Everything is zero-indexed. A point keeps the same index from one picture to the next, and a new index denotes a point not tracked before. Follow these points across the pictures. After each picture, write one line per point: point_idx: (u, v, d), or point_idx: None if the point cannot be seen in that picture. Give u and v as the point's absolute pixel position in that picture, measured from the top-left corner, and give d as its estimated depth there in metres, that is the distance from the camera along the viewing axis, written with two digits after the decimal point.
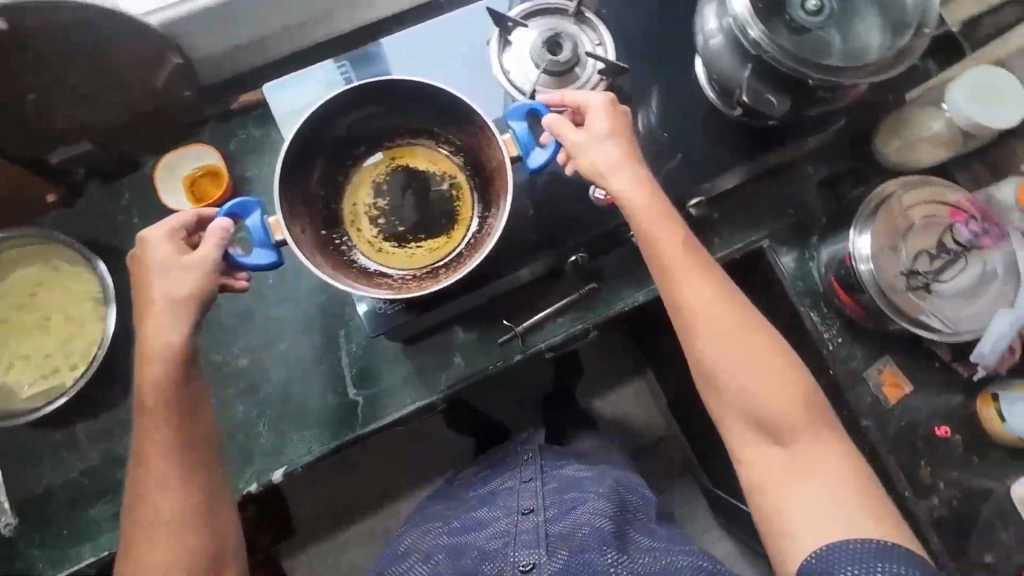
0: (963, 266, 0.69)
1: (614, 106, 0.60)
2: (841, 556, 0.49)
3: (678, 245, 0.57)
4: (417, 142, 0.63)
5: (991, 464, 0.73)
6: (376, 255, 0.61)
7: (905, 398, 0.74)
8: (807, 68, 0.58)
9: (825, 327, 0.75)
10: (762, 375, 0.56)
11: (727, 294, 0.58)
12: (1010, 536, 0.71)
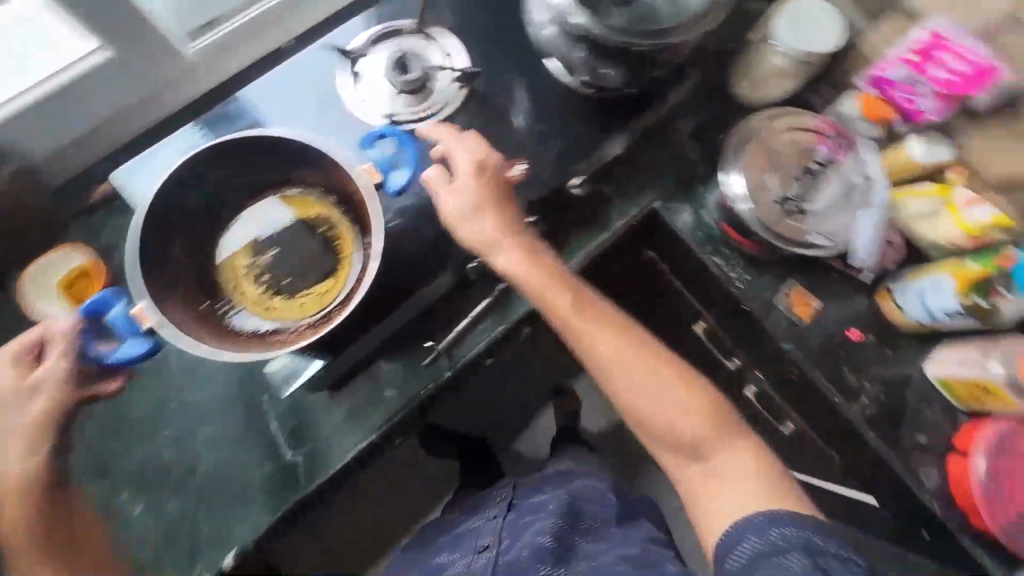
0: (826, 180, 0.74)
1: (484, 179, 0.63)
2: (743, 533, 0.53)
3: (567, 296, 0.62)
4: (287, 190, 0.67)
5: (904, 353, 0.79)
6: (267, 314, 0.63)
7: (816, 314, 0.79)
8: (636, 38, 0.61)
9: (731, 268, 0.79)
10: (669, 396, 0.61)
11: (621, 324, 0.63)
12: (936, 414, 0.77)
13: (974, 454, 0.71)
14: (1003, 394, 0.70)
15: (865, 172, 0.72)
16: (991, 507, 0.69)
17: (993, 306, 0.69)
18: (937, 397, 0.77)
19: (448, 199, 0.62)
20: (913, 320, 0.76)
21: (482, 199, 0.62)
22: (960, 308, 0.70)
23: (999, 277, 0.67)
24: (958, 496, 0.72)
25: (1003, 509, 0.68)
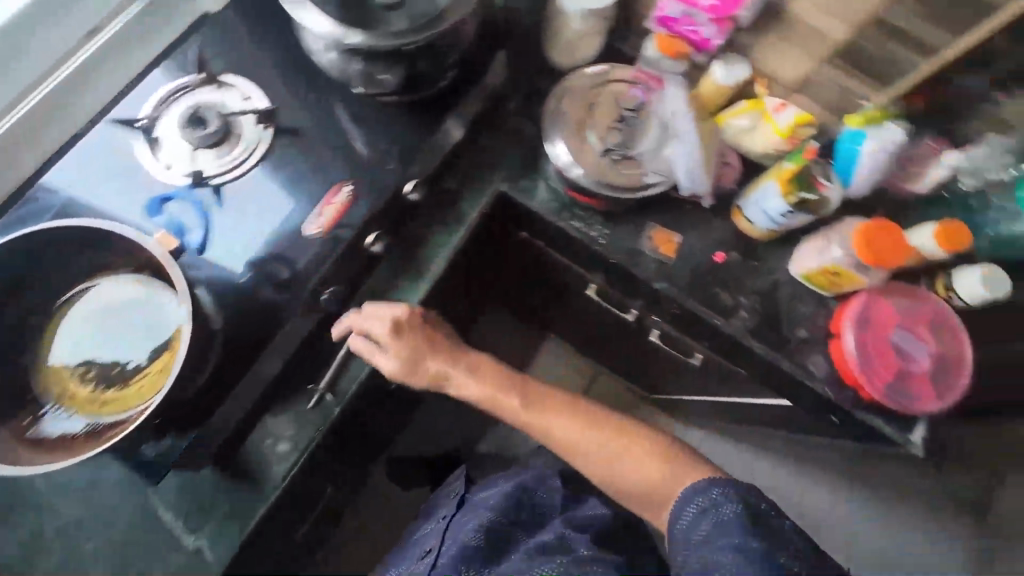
0: (643, 122, 0.77)
1: (410, 328, 0.71)
2: (690, 511, 0.65)
3: (514, 400, 0.76)
4: (97, 280, 0.70)
5: (768, 260, 0.83)
6: (101, 410, 0.66)
7: (680, 248, 0.82)
8: (411, 38, 0.62)
9: (591, 228, 0.81)
10: (621, 455, 0.73)
11: (570, 408, 0.77)
12: (809, 308, 0.82)
13: (844, 331, 0.78)
14: (850, 274, 0.76)
15: (670, 106, 0.76)
16: (868, 374, 0.75)
17: (817, 195, 0.75)
18: (807, 292, 0.82)
19: (385, 363, 0.70)
20: (763, 228, 0.80)
21: (414, 348, 0.72)
22: (786, 207, 0.74)
23: (812, 169, 0.75)
24: (844, 376, 0.78)
25: (877, 373, 0.75)
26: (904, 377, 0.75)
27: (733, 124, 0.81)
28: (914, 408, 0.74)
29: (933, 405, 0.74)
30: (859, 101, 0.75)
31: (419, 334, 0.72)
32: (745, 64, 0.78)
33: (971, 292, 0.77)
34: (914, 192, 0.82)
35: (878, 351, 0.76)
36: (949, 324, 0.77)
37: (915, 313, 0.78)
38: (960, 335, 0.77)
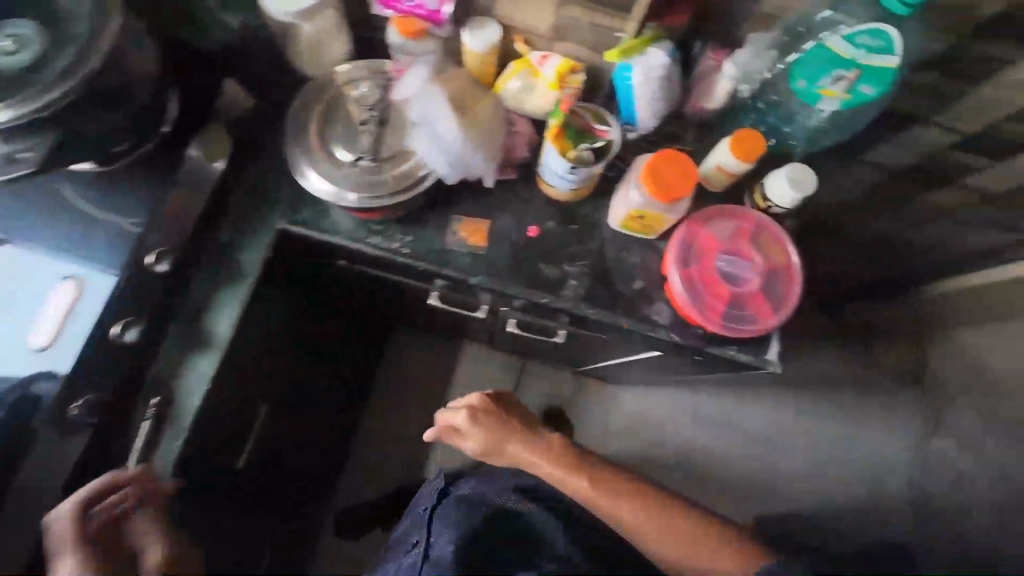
0: (391, 118, 0.71)
1: (488, 411, 0.81)
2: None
3: (586, 484, 0.75)
4: None
5: (586, 219, 0.79)
6: None
7: (490, 232, 0.77)
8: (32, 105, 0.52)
9: (391, 239, 0.76)
10: (695, 546, 0.72)
11: (642, 497, 0.75)
12: (639, 256, 0.79)
13: (670, 274, 0.74)
14: (654, 215, 0.71)
15: (404, 93, 0.69)
16: (702, 310, 0.72)
17: (597, 143, 0.71)
18: (632, 240, 0.79)
19: (470, 441, 0.80)
20: (565, 190, 0.75)
21: (499, 426, 0.80)
22: (565, 164, 0.69)
23: (583, 117, 0.71)
24: (686, 317, 0.75)
25: (712, 306, 0.72)
26: (739, 301, 0.73)
27: (506, 90, 0.77)
28: (755, 329, 0.72)
29: (773, 321, 0.72)
30: (615, 34, 0.70)
31: (498, 414, 0.81)
32: (495, 23, 0.72)
33: (783, 198, 0.74)
34: (711, 109, 0.79)
35: (707, 284, 0.73)
36: (768, 234, 0.75)
37: (734, 234, 0.75)
38: (782, 242, 0.75)
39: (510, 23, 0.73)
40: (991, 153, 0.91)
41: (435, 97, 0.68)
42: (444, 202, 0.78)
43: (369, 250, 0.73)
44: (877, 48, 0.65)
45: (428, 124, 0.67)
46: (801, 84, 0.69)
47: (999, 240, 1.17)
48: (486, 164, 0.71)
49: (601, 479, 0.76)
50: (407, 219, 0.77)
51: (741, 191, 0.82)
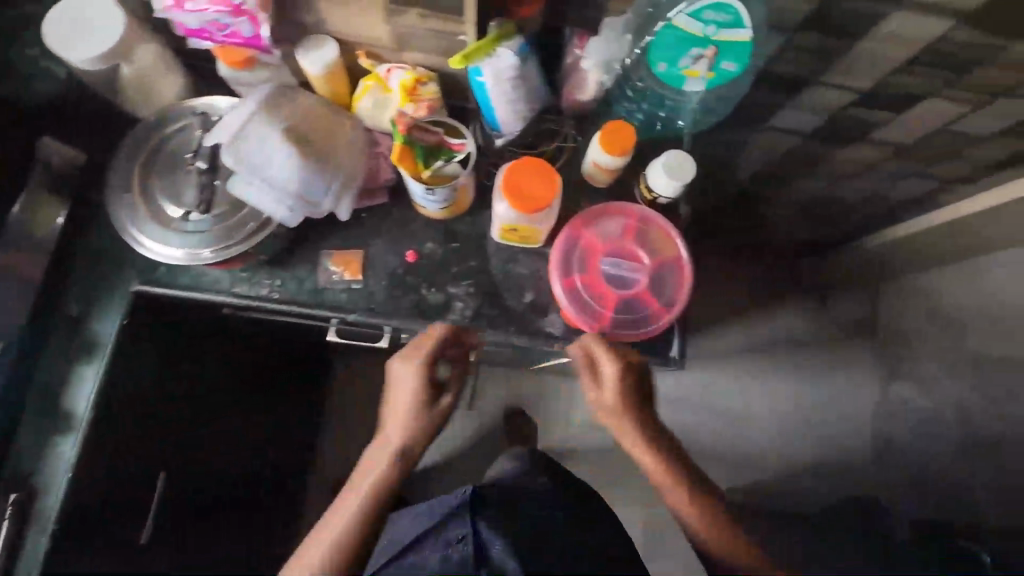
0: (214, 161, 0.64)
1: (636, 371, 0.69)
2: None
3: (681, 495, 0.70)
4: None
5: (468, 235, 0.75)
6: None
7: (366, 261, 0.73)
8: None
9: (259, 284, 0.71)
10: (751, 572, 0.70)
11: (719, 524, 0.70)
12: (529, 266, 0.75)
13: (552, 283, 0.71)
14: (527, 228, 0.66)
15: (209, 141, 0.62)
16: (592, 320, 0.69)
17: (454, 159, 0.66)
18: (519, 251, 0.75)
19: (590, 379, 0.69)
20: (437, 210, 0.71)
21: (619, 399, 0.69)
22: (419, 188, 0.64)
23: (436, 132, 0.64)
24: (576, 326, 0.72)
25: (600, 313, 0.69)
26: (629, 303, 0.70)
27: (360, 112, 0.72)
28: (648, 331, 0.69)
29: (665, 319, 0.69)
30: (458, 38, 0.65)
31: (636, 385, 0.70)
32: (328, 40, 0.66)
33: (666, 187, 0.70)
34: (586, 100, 0.74)
35: (595, 290, 0.70)
36: (653, 228, 0.72)
37: (618, 233, 0.72)
38: (669, 235, 0.71)
39: (346, 38, 0.68)
40: (891, 106, 0.88)
41: (262, 133, 0.62)
42: (313, 238, 0.73)
43: (234, 302, 0.68)
44: (728, 22, 0.60)
45: (259, 165, 0.62)
46: (662, 67, 0.66)
47: (925, 187, 1.14)
48: (334, 200, 0.66)
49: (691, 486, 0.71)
50: (273, 262, 0.72)
51: (629, 184, 0.78)
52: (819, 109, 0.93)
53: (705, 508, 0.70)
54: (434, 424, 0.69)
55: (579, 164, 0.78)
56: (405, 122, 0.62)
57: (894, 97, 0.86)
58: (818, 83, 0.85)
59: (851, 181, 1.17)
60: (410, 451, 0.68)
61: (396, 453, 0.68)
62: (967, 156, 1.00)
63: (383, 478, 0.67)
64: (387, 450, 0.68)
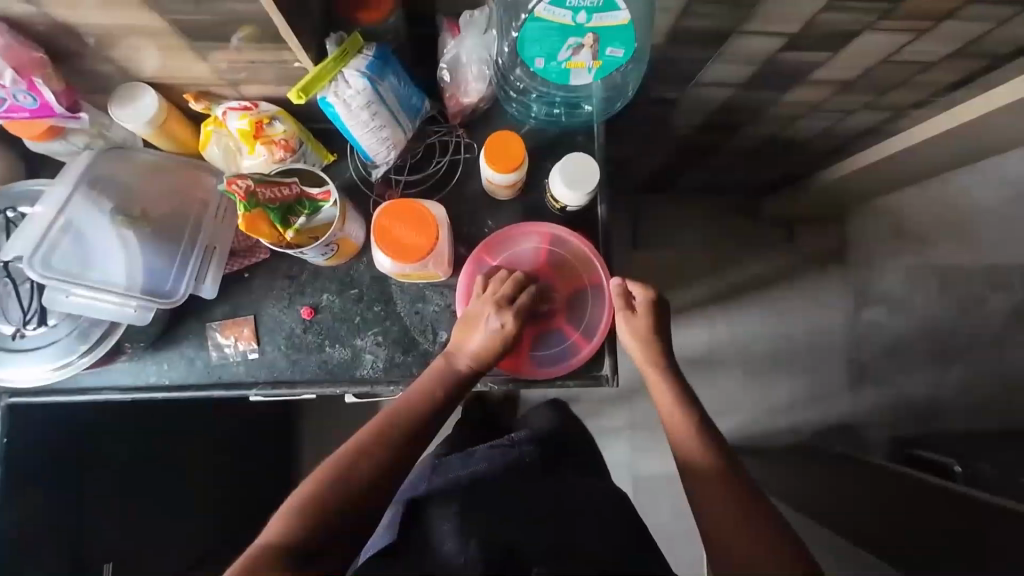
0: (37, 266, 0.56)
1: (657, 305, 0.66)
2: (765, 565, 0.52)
3: (684, 423, 0.64)
4: None
5: (367, 277, 0.67)
6: None
7: (259, 326, 0.66)
8: None
9: (145, 372, 0.65)
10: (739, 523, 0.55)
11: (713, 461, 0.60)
12: (439, 301, 0.67)
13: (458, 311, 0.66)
14: (420, 273, 0.59)
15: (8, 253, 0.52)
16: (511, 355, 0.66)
17: (321, 209, 0.58)
18: (426, 287, 0.68)
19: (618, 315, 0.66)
20: (321, 261, 0.64)
21: (649, 340, 0.67)
22: (287, 252, 0.56)
23: (291, 185, 0.56)
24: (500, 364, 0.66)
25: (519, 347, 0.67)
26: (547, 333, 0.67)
27: (209, 163, 0.63)
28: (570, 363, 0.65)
29: (589, 347, 0.66)
30: (294, 65, 0.55)
31: (662, 336, 0.67)
32: (142, 87, 0.56)
33: (574, 200, 0.64)
34: (481, 102, 0.66)
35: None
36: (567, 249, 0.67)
37: (532, 259, 0.67)
38: (586, 255, 0.66)
39: (168, 81, 0.57)
40: (826, 47, 0.79)
41: (90, 224, 0.55)
42: (195, 310, 0.66)
43: (117, 400, 0.62)
44: (599, 5, 0.51)
45: (85, 263, 0.54)
46: (539, 63, 0.56)
47: (876, 119, 1.05)
48: (191, 281, 0.59)
49: (707, 429, 0.63)
50: (156, 345, 0.65)
51: (538, 191, 0.70)
52: (747, 60, 0.83)
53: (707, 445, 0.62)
54: (475, 378, 0.61)
55: (477, 175, 0.69)
56: (244, 186, 0.52)
57: (825, 37, 0.76)
58: (740, 34, 0.75)
59: (798, 122, 1.07)
60: (451, 397, 0.60)
61: (443, 390, 0.59)
62: (916, 83, 0.91)
63: (422, 422, 0.58)
64: (435, 383, 0.59)
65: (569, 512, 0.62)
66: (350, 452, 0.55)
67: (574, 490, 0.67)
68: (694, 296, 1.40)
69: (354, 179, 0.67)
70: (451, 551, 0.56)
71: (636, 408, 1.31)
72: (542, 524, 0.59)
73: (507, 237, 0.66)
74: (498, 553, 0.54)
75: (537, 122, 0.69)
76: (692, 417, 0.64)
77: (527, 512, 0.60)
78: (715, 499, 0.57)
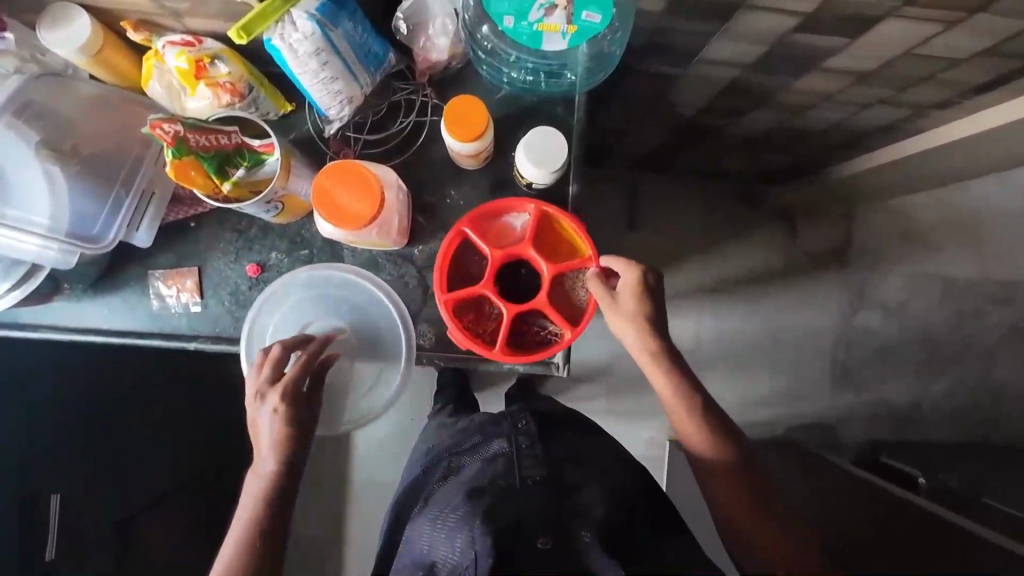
0: None
1: (642, 280, 0.61)
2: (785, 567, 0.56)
3: (696, 421, 0.63)
4: None
5: (319, 239, 0.65)
6: None
7: (204, 280, 0.64)
8: None
9: (86, 313, 0.64)
10: (758, 521, 0.59)
11: (729, 466, 0.61)
12: (391, 271, 0.65)
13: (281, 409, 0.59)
14: (366, 240, 0.56)
15: None
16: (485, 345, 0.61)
17: (264, 162, 0.55)
18: (378, 253, 0.65)
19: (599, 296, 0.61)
20: (270, 217, 0.60)
21: (643, 327, 0.62)
22: (223, 205, 0.53)
23: (230, 134, 0.52)
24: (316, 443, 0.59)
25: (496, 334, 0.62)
26: (527, 318, 0.63)
27: (154, 101, 0.59)
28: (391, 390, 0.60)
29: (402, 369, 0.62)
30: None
31: (656, 316, 0.62)
32: (76, 10, 0.52)
33: (542, 179, 0.60)
34: (453, 56, 0.61)
35: (489, 304, 0.63)
36: (343, 284, 0.62)
37: (318, 308, 0.62)
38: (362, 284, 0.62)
39: (101, 6, 0.53)
40: (843, 32, 0.71)
41: (10, 156, 0.52)
42: (138, 256, 0.64)
43: (51, 339, 0.61)
44: None
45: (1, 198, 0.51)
46: (509, 22, 0.51)
47: (894, 116, 0.98)
48: (122, 229, 0.58)
49: (718, 426, 0.63)
50: (98, 287, 0.64)
51: (506, 164, 0.65)
52: (756, 40, 0.76)
53: (722, 444, 0.62)
54: (296, 464, 0.54)
55: (442, 139, 0.65)
56: (171, 131, 0.48)
57: (843, 20, 0.69)
58: (748, 8, 0.68)
59: (809, 112, 0.99)
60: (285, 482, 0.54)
61: (273, 482, 0.53)
62: (941, 80, 0.84)
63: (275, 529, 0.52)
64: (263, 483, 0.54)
65: (573, 486, 0.62)
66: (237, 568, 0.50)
67: (576, 460, 0.67)
68: (681, 283, 1.36)
69: (311, 134, 0.63)
70: (459, 544, 0.57)
71: (609, 389, 1.30)
72: (536, 504, 0.59)
73: (264, 309, 0.60)
74: (506, 537, 0.55)
75: (512, 89, 0.65)
76: (697, 413, 0.63)
77: (521, 489, 0.61)
78: (733, 496, 0.60)
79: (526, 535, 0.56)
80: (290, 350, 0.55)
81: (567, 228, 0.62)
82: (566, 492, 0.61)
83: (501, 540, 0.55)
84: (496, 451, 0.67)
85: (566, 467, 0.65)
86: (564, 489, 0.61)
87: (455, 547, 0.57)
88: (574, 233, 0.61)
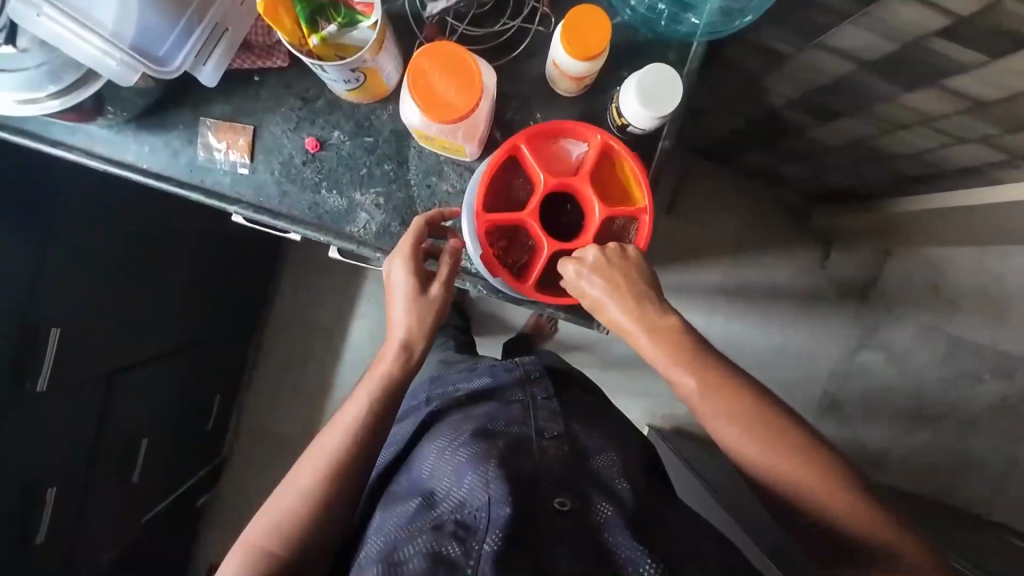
0: None
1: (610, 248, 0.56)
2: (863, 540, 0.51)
3: (736, 408, 0.54)
4: None
5: (388, 129, 0.60)
6: None
7: (256, 141, 0.59)
8: None
9: (124, 143, 0.59)
10: (830, 503, 0.52)
11: (787, 449, 0.53)
12: (454, 182, 0.61)
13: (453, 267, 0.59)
14: (446, 141, 0.52)
15: None
16: (515, 275, 0.59)
17: (357, 25, 0.49)
18: (446, 161, 0.61)
19: (598, 282, 0.55)
20: (344, 91, 0.55)
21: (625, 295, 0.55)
22: (306, 60, 0.49)
23: None
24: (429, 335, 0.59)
25: (526, 266, 0.60)
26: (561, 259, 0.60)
27: None
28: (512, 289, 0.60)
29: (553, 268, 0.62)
30: None
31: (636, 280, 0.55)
32: None
33: (642, 123, 0.56)
34: None
35: (525, 234, 0.59)
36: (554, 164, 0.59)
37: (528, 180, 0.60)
38: (502, 174, 0.58)
39: None
40: (987, 44, 0.65)
41: None
42: (193, 98, 0.59)
43: (83, 163, 0.57)
44: None
45: None
46: None
47: (983, 160, 0.88)
48: (189, 59, 0.54)
49: (761, 410, 0.54)
50: (142, 122, 0.59)
51: (602, 101, 0.60)
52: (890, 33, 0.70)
53: (770, 432, 0.53)
54: (414, 333, 0.58)
55: (543, 54, 0.59)
56: None
57: (992, 33, 0.63)
58: None
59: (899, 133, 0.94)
60: (417, 346, 0.58)
61: (410, 344, 0.58)
62: None
63: (388, 396, 0.58)
64: (394, 353, 0.58)
65: (584, 459, 0.62)
66: (350, 425, 0.57)
67: (595, 432, 0.68)
68: (703, 279, 1.33)
69: (405, 11, 0.58)
70: (472, 493, 0.54)
71: (606, 363, 1.30)
72: (555, 464, 0.60)
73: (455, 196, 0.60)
74: (522, 497, 0.54)
75: (630, 18, 0.60)
76: (740, 399, 0.54)
77: (536, 441, 0.62)
78: (803, 484, 0.52)
79: (543, 493, 0.55)
80: (422, 222, 0.57)
81: (625, 166, 0.58)
82: (580, 453, 0.63)
83: (516, 494, 0.54)
84: (511, 398, 0.69)
85: (576, 429, 0.67)
86: (581, 450, 0.63)
87: (463, 484, 0.56)
88: (632, 177, 0.57)
